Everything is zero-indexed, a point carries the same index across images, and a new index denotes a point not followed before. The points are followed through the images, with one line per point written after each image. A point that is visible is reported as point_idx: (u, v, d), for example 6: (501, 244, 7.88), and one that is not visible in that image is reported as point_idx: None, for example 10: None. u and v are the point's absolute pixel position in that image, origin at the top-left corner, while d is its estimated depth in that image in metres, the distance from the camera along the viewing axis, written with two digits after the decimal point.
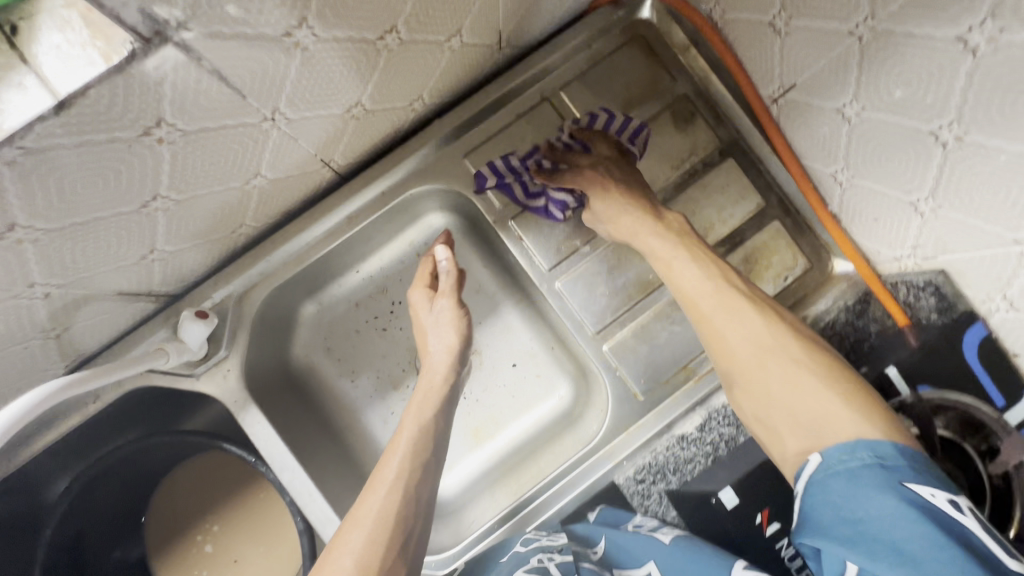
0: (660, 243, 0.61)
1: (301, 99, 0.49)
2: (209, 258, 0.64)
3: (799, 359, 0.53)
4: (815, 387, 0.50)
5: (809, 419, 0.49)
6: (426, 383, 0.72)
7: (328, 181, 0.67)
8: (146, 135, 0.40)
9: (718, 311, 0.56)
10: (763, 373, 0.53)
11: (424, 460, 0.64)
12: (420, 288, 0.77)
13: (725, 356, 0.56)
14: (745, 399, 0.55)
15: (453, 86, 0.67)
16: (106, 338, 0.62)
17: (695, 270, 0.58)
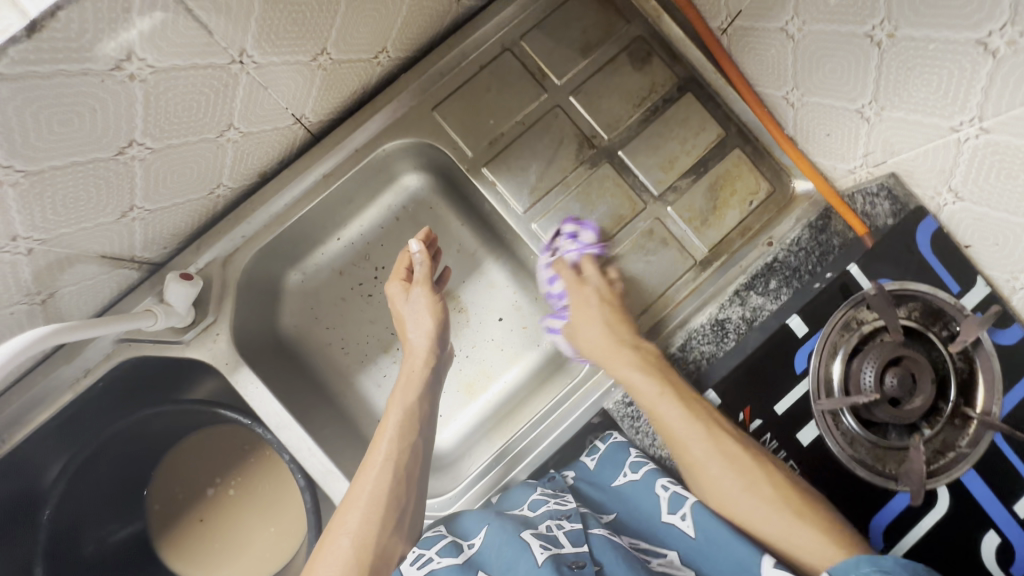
0: (645, 379, 0.63)
1: (267, 41, 0.51)
2: (190, 221, 0.65)
3: (769, 496, 0.57)
4: (771, 502, 0.57)
5: (792, 548, 0.56)
6: (405, 372, 0.73)
7: (301, 141, 0.69)
8: (117, 69, 0.42)
9: (711, 460, 0.59)
10: (747, 517, 0.58)
11: (411, 440, 0.66)
12: (397, 281, 0.78)
13: (718, 511, 0.60)
14: (751, 538, 0.59)
15: (416, 40, 0.69)
16: (93, 308, 0.63)
17: (669, 407, 0.62)
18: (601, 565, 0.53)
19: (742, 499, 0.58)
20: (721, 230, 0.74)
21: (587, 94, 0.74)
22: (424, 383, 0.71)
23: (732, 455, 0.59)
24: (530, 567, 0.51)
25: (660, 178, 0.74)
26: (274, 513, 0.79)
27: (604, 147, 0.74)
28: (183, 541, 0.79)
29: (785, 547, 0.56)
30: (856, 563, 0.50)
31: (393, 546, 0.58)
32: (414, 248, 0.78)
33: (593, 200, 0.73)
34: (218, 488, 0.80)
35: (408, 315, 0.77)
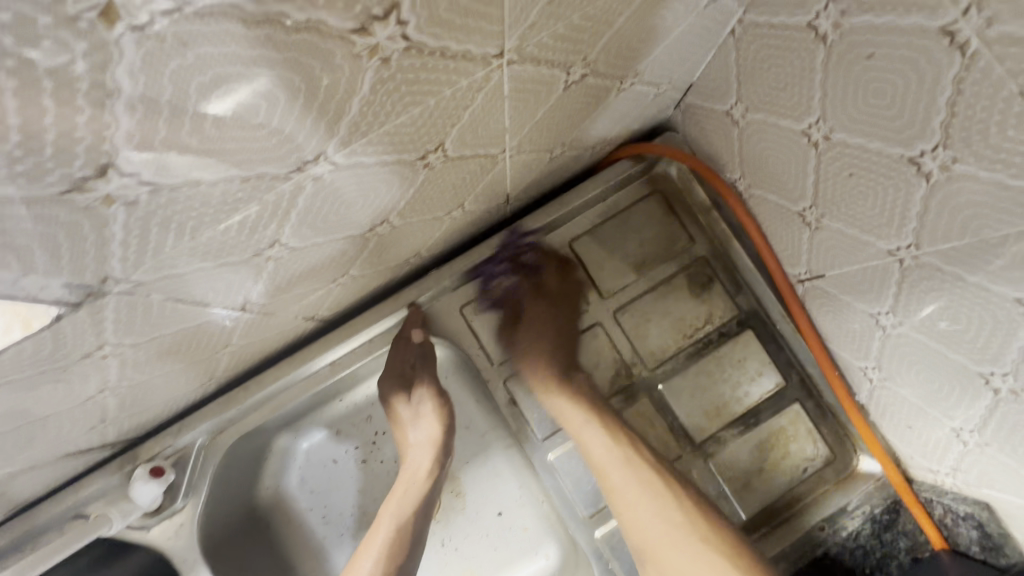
0: (570, 408, 0.62)
1: (277, 288, 0.45)
2: (175, 404, 0.59)
3: (663, 492, 0.58)
4: (663, 502, 0.57)
5: (665, 556, 0.55)
6: (405, 479, 0.64)
7: (312, 328, 0.63)
8: (87, 355, 0.36)
9: (582, 422, 0.61)
10: (684, 553, 0.55)
11: (398, 566, 0.59)
12: (394, 377, 0.65)
13: (632, 535, 0.58)
14: (629, 524, 0.58)
15: (455, 238, 0.63)
16: (55, 483, 0.58)
17: (604, 441, 0.60)
18: None
19: (672, 529, 0.56)
20: (761, 496, 0.65)
21: (633, 314, 0.67)
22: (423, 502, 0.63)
23: (625, 458, 0.59)
24: None
25: (702, 425, 0.65)
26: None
27: (643, 376, 0.66)
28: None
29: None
30: None
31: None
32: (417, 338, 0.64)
33: None
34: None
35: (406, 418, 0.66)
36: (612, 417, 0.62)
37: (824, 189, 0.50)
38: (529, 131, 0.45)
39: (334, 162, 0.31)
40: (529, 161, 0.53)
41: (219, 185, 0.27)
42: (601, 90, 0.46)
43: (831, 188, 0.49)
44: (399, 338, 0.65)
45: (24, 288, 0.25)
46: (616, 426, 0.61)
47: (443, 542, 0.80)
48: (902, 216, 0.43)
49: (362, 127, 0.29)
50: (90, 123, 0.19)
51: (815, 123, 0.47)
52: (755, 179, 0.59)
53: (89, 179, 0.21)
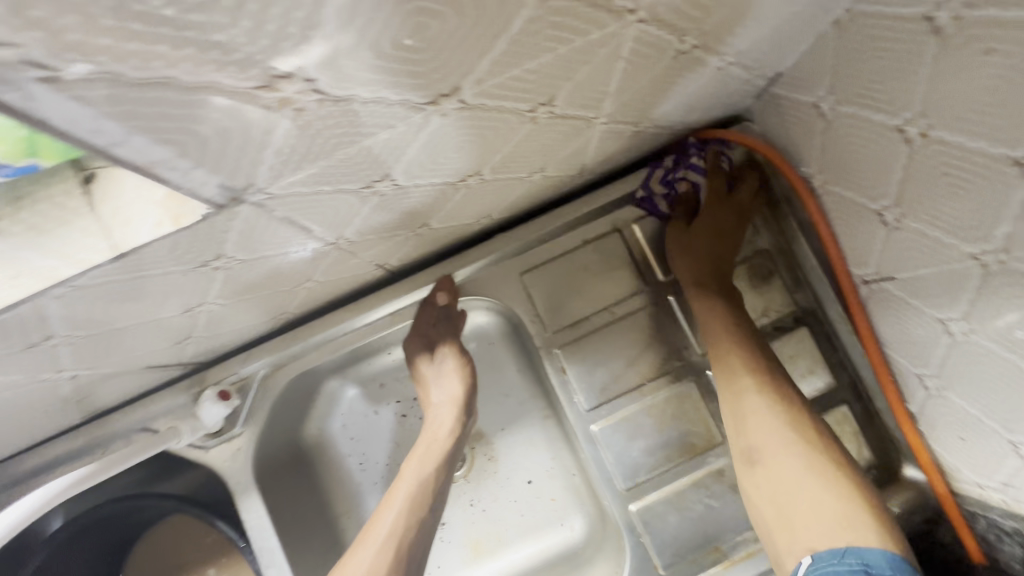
0: (738, 345, 0.59)
1: (369, 227, 0.47)
2: (245, 334, 0.62)
3: (798, 440, 0.53)
4: (797, 446, 0.53)
5: (793, 511, 0.51)
6: (426, 438, 0.64)
7: (378, 277, 0.65)
8: (203, 266, 0.38)
9: (746, 372, 0.57)
10: (799, 464, 0.52)
11: (419, 522, 0.58)
12: (420, 337, 0.67)
13: (742, 433, 0.56)
14: (761, 476, 0.54)
15: (525, 205, 0.64)
16: (128, 395, 0.62)
17: (739, 353, 0.58)
18: None
19: (788, 442, 0.53)
20: None
21: (691, 298, 0.67)
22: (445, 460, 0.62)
23: (769, 399, 0.56)
24: None
25: None
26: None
27: (693, 361, 0.66)
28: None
29: (811, 508, 0.50)
30: (842, 552, 0.46)
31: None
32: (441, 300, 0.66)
33: (665, 419, 0.66)
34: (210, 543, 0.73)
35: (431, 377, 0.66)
36: (754, 353, 0.59)
37: (910, 187, 0.50)
38: (626, 99, 0.46)
39: (462, 101, 0.33)
40: (614, 131, 0.53)
41: (369, 107, 0.28)
42: (701, 66, 0.47)
43: (917, 187, 0.49)
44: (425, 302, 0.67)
45: (187, 182, 0.27)
46: (760, 365, 0.58)
47: (472, 502, 0.83)
48: (994, 219, 0.43)
49: (498, 68, 0.31)
50: (301, 21, 0.21)
51: (912, 119, 0.46)
52: (833, 175, 0.59)
53: (278, 79, 0.23)
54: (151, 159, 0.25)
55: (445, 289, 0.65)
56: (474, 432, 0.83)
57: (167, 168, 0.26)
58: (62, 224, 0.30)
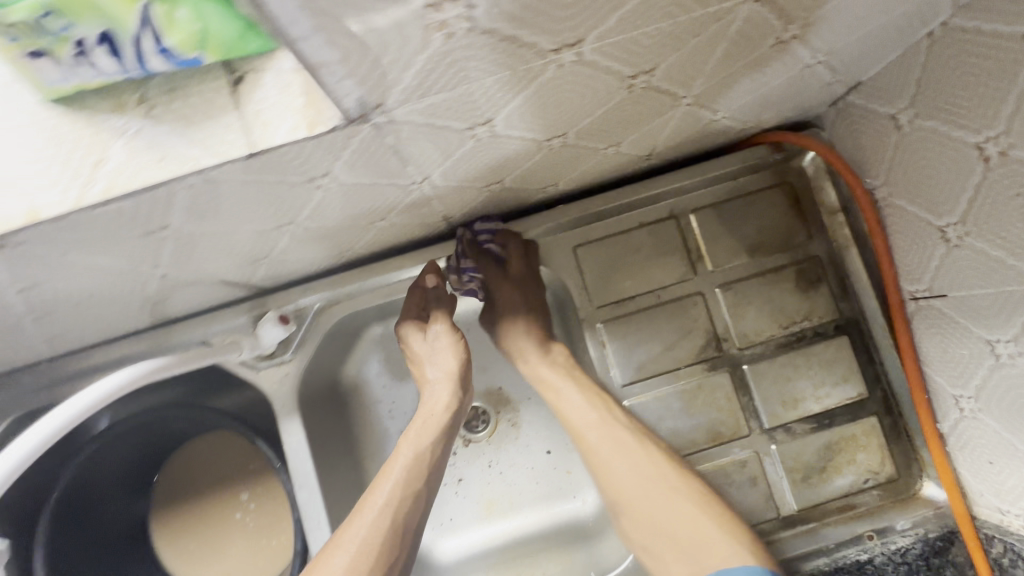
0: (552, 374, 0.66)
1: (453, 174, 0.49)
2: (309, 266, 0.65)
3: (653, 475, 0.58)
4: (654, 482, 0.57)
5: (674, 540, 0.53)
6: (424, 412, 0.65)
7: (439, 231, 0.68)
8: (309, 182, 0.41)
9: (591, 429, 0.62)
10: (665, 498, 0.56)
11: (417, 489, 0.58)
12: (411, 319, 0.69)
13: (608, 486, 0.60)
14: (630, 522, 0.58)
15: (590, 180, 0.66)
16: (195, 308, 0.66)
17: (581, 403, 0.63)
18: None
19: (653, 476, 0.58)
20: (819, 492, 0.66)
21: (736, 293, 0.69)
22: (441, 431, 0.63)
23: (625, 445, 0.60)
24: None
25: (776, 412, 0.67)
26: (274, 528, 0.82)
27: (730, 354, 0.68)
28: (181, 511, 0.84)
29: (676, 540, 0.53)
30: None
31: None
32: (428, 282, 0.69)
33: (695, 404, 0.68)
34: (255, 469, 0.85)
35: (425, 354, 0.68)
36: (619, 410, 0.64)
37: (978, 207, 0.51)
38: (716, 82, 0.48)
39: (580, 53, 0.35)
40: (693, 116, 0.55)
41: (503, 44, 0.31)
42: (792, 59, 0.48)
43: (986, 207, 0.50)
44: (414, 286, 0.70)
45: (335, 89, 0.30)
46: (619, 415, 0.62)
47: (490, 464, 0.86)
48: None
49: (623, 24, 0.33)
50: None
51: (993, 138, 0.47)
52: (900, 189, 0.60)
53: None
54: (318, 60, 0.27)
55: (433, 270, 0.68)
56: (501, 397, 0.86)
57: (327, 72, 0.28)
58: (210, 118, 0.33)
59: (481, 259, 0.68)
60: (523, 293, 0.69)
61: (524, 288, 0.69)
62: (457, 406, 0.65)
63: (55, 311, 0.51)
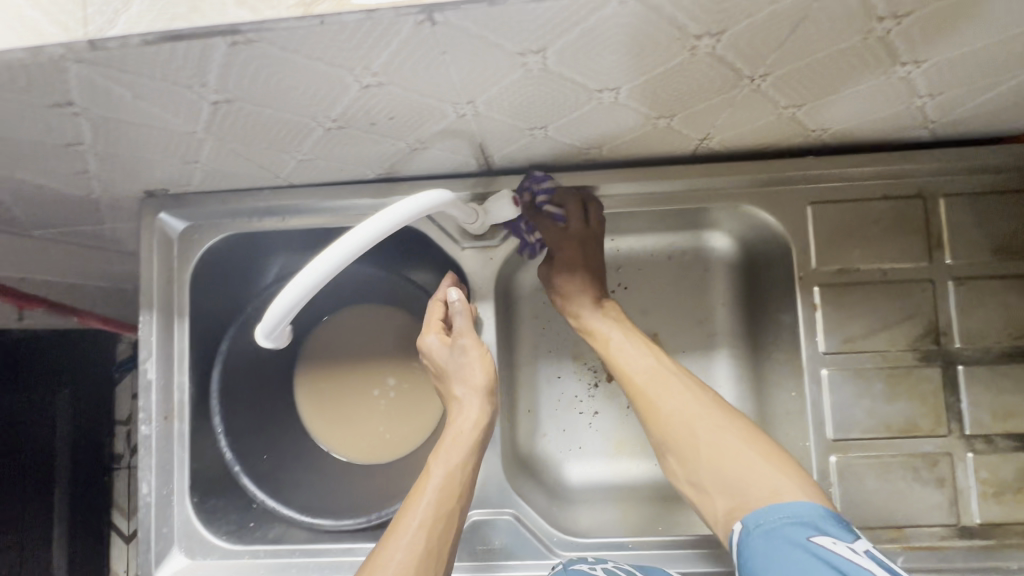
0: (606, 322, 0.70)
1: (783, 81, 0.48)
2: (548, 156, 0.65)
3: (702, 413, 0.63)
4: (706, 418, 0.63)
5: (722, 475, 0.60)
6: (453, 429, 0.65)
7: (678, 154, 0.66)
8: (691, 40, 0.41)
9: (641, 374, 0.66)
10: (712, 440, 0.61)
11: (448, 510, 0.60)
12: (435, 333, 0.69)
13: (653, 427, 0.65)
14: (678, 465, 0.63)
15: (852, 137, 0.63)
16: (427, 171, 0.66)
17: (633, 351, 0.68)
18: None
19: (696, 416, 0.63)
20: (1009, 513, 0.63)
21: (968, 290, 0.65)
22: (472, 451, 0.63)
23: (664, 379, 0.65)
24: None
25: (981, 420, 0.64)
26: (395, 424, 0.82)
27: (947, 350, 0.65)
28: (325, 371, 0.83)
29: (725, 479, 0.59)
30: (767, 509, 0.54)
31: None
32: (451, 295, 0.68)
33: (898, 391, 0.65)
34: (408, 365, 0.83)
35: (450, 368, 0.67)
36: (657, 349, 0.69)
37: None
38: None
39: None
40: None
41: None
42: None
43: None
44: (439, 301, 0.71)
45: None
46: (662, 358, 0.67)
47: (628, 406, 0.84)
48: None
49: None
50: None
51: None
52: None
53: None
54: None
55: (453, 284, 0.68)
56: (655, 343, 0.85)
57: None
58: None
59: (541, 221, 0.69)
60: (582, 246, 0.70)
61: (586, 245, 0.70)
62: (486, 421, 0.65)
63: (349, 127, 0.52)
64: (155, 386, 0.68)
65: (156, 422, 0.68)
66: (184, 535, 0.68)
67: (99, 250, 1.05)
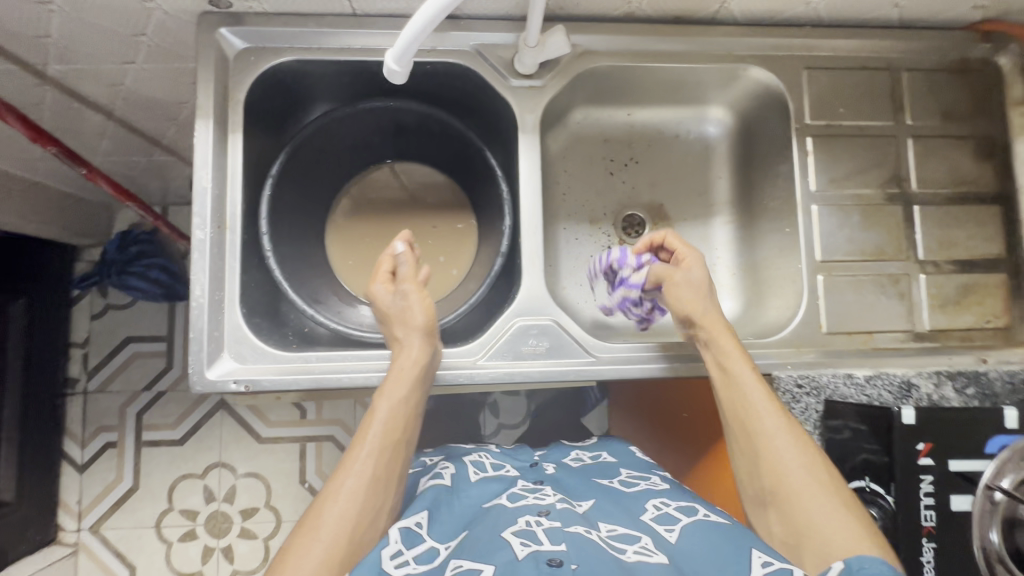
0: (740, 356, 0.68)
1: None
2: (594, 5, 0.74)
3: (815, 468, 0.61)
4: (812, 473, 0.60)
5: (824, 534, 0.57)
6: (397, 365, 0.69)
7: (701, 16, 0.77)
8: None
9: (771, 423, 0.64)
10: (796, 488, 0.60)
11: (395, 438, 0.67)
12: (382, 282, 0.76)
13: (767, 475, 0.62)
14: (775, 517, 0.61)
15: (840, 10, 0.77)
16: (484, 9, 0.73)
17: (760, 390, 0.66)
18: (578, 564, 0.54)
19: (807, 471, 0.61)
20: (950, 320, 0.78)
21: (922, 145, 0.80)
22: (414, 384, 0.68)
23: (791, 427, 0.64)
24: (510, 558, 0.55)
25: (931, 248, 0.79)
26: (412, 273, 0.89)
27: (906, 192, 0.79)
28: (358, 220, 0.90)
29: (821, 533, 0.57)
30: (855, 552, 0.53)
31: (365, 544, 0.60)
32: (398, 249, 0.77)
33: (870, 222, 0.78)
34: (436, 231, 0.90)
35: (395, 311, 0.73)
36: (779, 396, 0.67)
37: None
38: None
39: None
40: None
41: None
42: None
43: None
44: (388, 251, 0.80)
45: None
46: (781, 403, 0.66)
47: None
48: None
49: None
50: None
51: None
52: None
53: None
54: None
55: (402, 237, 0.78)
56: (661, 213, 0.95)
57: None
58: None
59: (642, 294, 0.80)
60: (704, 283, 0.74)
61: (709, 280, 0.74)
62: (426, 357, 0.70)
63: None
64: (211, 194, 0.70)
65: (210, 229, 0.69)
66: (235, 340, 0.70)
67: (105, 114, 1.01)
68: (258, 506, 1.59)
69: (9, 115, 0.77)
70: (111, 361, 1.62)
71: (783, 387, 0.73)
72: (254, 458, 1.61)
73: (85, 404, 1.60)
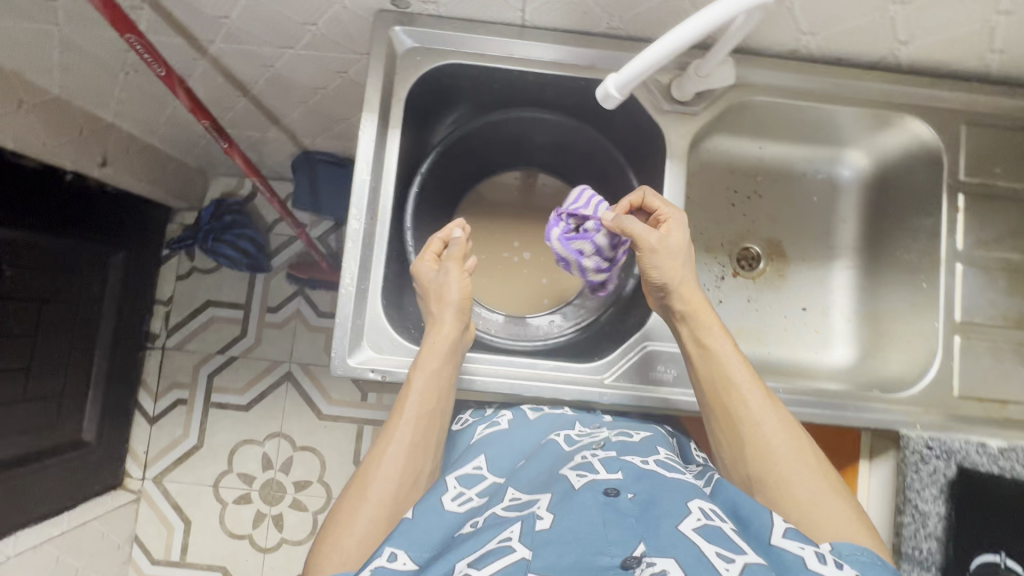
0: (744, 370, 0.67)
1: None
2: (763, 38, 0.73)
3: (834, 488, 0.60)
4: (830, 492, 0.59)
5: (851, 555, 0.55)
6: (430, 341, 0.70)
7: (865, 58, 0.76)
8: None
9: (786, 444, 0.62)
10: (783, 477, 0.61)
11: (433, 407, 0.68)
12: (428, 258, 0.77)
13: (786, 496, 0.60)
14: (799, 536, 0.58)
15: (1013, 68, 0.75)
16: (652, 32, 0.73)
17: (766, 407, 0.65)
18: (634, 492, 0.59)
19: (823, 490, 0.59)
20: None
21: None
22: (448, 358, 0.70)
23: (801, 443, 0.63)
24: (568, 486, 0.59)
25: None
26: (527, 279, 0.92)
27: None
28: (482, 226, 0.94)
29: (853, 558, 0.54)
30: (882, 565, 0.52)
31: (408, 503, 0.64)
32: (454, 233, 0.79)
33: (1015, 288, 0.76)
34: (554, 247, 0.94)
35: (432, 285, 0.74)
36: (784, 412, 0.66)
37: None
38: None
39: None
40: None
41: None
42: None
43: None
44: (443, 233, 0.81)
45: None
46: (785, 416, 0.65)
47: (747, 300, 0.93)
48: None
49: None
50: None
51: None
52: None
53: None
54: None
55: (459, 223, 0.79)
56: (780, 250, 0.94)
57: None
58: None
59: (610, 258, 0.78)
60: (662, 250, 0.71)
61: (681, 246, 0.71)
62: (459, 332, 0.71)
63: None
64: (368, 186, 0.72)
65: (365, 220, 0.72)
66: (374, 330, 0.72)
67: (242, 90, 1.05)
68: (311, 479, 1.63)
69: (178, 87, 0.81)
70: (190, 322, 1.68)
71: (911, 448, 0.72)
72: (313, 432, 1.65)
73: (161, 360, 1.67)
